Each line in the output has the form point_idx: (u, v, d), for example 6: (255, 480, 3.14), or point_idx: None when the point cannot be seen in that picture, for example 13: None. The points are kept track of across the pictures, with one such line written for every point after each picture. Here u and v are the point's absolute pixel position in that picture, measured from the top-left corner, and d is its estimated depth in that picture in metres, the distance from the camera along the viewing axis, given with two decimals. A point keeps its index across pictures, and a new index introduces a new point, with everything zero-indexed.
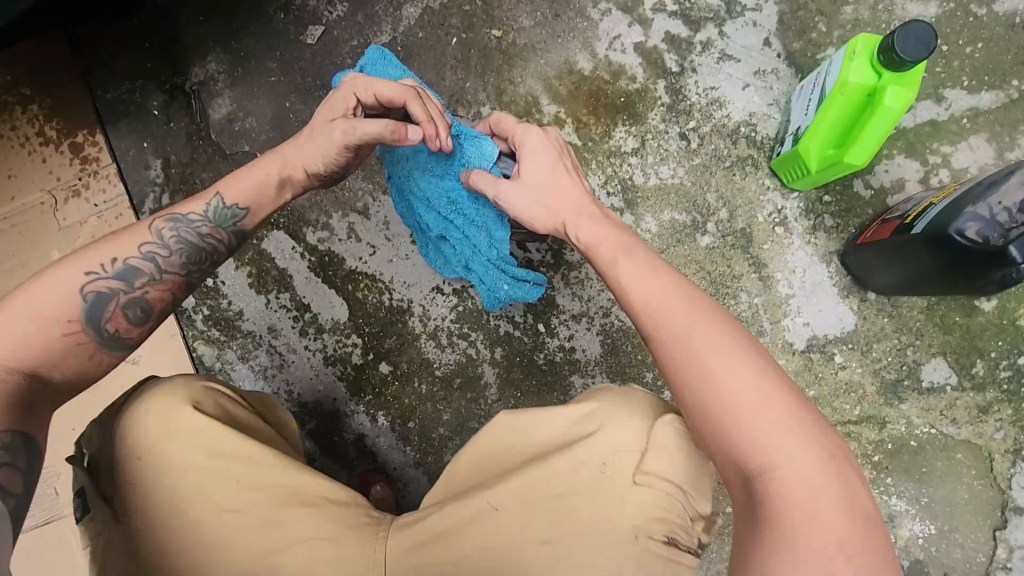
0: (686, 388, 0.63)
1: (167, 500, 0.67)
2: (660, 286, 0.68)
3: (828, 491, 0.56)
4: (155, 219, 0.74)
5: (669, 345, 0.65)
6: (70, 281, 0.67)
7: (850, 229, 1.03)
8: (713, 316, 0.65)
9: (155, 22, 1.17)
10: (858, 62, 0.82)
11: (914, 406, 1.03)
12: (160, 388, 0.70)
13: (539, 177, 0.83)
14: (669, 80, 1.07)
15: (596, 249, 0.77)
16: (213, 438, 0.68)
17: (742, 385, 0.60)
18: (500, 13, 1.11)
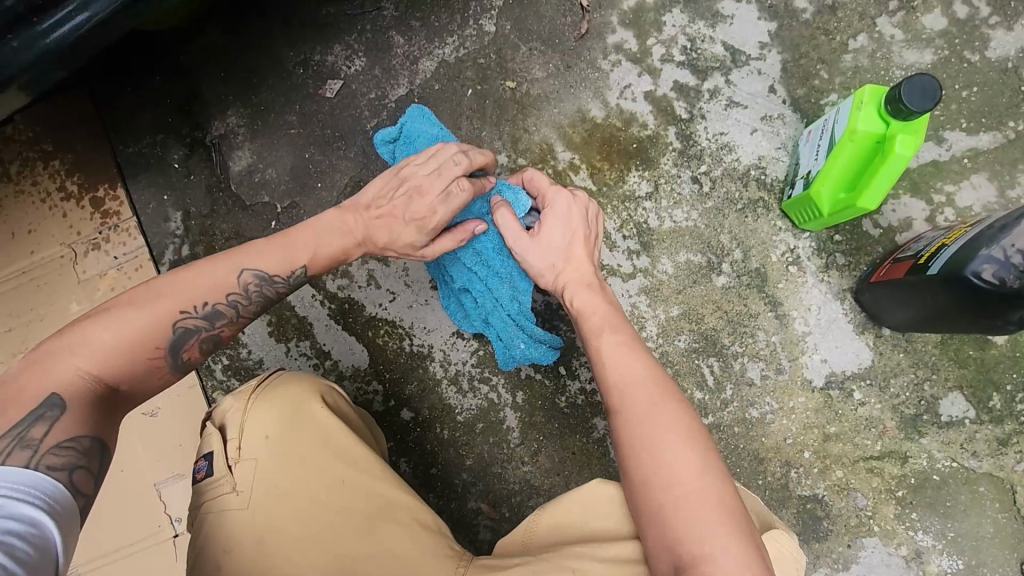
0: (637, 461, 0.68)
1: (269, 487, 0.69)
2: (636, 366, 0.76)
3: None
4: (244, 269, 0.74)
5: (632, 420, 0.72)
6: (167, 305, 0.69)
7: (862, 267, 1.06)
8: (676, 403, 0.72)
9: (174, 78, 1.19)
10: (865, 112, 0.86)
11: (934, 441, 1.04)
12: (286, 384, 0.76)
13: (564, 236, 0.88)
14: (679, 127, 1.11)
15: (587, 318, 0.84)
16: (332, 433, 0.73)
17: (680, 462, 0.66)
18: (514, 65, 1.14)
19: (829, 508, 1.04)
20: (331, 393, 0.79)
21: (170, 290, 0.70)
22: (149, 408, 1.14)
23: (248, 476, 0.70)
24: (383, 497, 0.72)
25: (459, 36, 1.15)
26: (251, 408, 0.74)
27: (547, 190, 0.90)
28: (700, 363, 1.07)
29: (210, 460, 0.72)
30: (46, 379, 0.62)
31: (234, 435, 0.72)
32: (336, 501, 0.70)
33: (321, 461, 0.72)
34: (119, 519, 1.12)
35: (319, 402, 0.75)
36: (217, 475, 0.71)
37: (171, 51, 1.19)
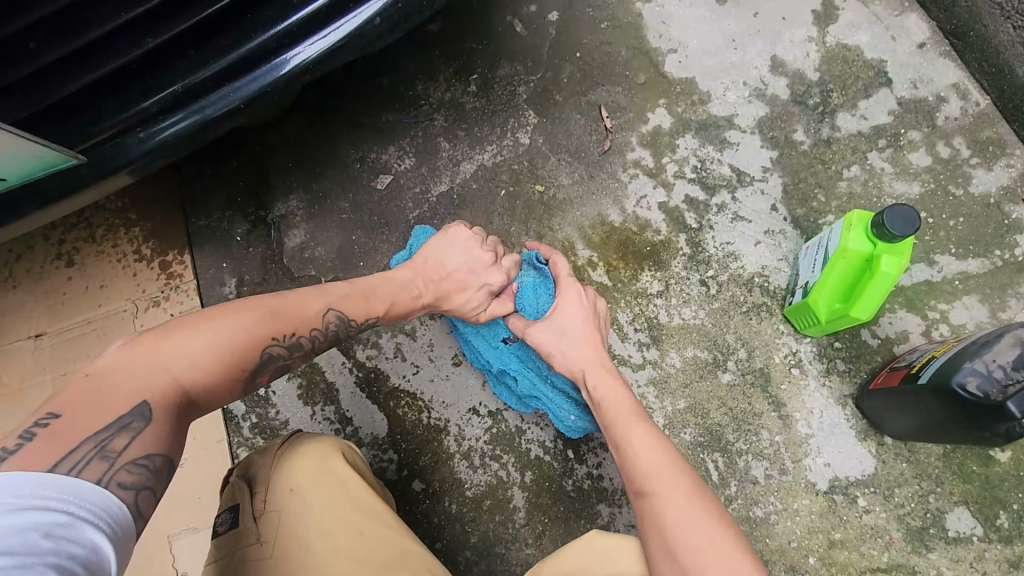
0: (671, 550, 0.69)
1: (291, 539, 0.74)
2: (663, 454, 0.78)
3: None
4: (332, 309, 0.86)
5: (662, 509, 0.72)
6: (261, 329, 0.77)
7: (861, 374, 1.12)
8: (704, 492, 0.74)
9: (250, 165, 1.37)
10: (855, 233, 0.95)
11: (943, 557, 1.03)
12: (309, 440, 0.81)
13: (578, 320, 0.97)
14: (689, 235, 1.23)
15: (611, 406, 0.87)
16: (351, 485, 0.78)
17: (705, 540, 0.68)
18: (544, 172, 1.30)
19: None
20: (351, 451, 0.85)
21: (264, 315, 0.78)
22: None
23: (272, 528, 0.76)
24: (397, 547, 0.76)
25: (497, 145, 1.33)
26: (278, 463, 0.80)
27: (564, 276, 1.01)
28: (705, 457, 1.11)
29: (235, 513, 0.79)
30: (144, 380, 0.65)
31: (261, 490, 0.78)
32: (359, 552, 0.74)
33: (341, 513, 0.76)
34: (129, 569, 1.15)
35: (340, 456, 0.80)
36: (241, 526, 0.77)
37: (250, 143, 1.38)
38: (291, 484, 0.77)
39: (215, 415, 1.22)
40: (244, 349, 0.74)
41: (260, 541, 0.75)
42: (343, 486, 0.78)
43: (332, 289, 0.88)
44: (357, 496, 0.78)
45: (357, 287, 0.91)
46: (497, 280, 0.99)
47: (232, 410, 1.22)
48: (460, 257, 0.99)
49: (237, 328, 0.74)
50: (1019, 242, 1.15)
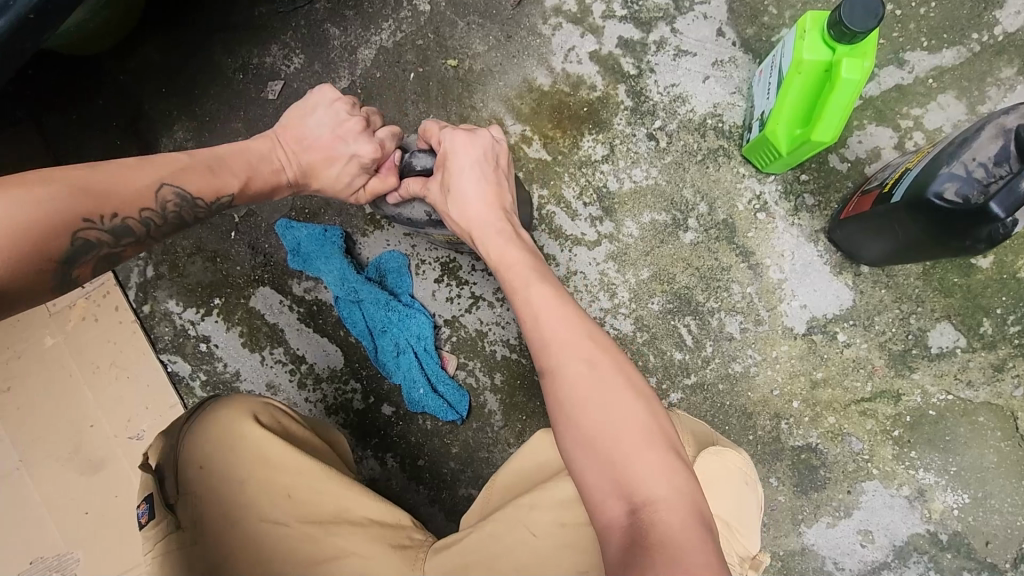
0: (576, 421, 0.63)
1: (219, 519, 0.70)
2: (573, 320, 0.69)
3: (696, 516, 0.58)
4: (165, 185, 0.73)
5: (566, 379, 0.65)
6: (58, 214, 0.63)
7: (833, 205, 1.02)
8: (615, 358, 0.67)
9: (121, 99, 1.17)
10: (810, 40, 0.82)
11: (926, 374, 1.00)
12: (217, 409, 0.75)
13: (463, 193, 0.82)
14: (629, 84, 1.07)
15: (516, 270, 0.77)
16: (267, 450, 0.72)
17: (615, 404, 0.63)
18: (453, 42, 1.11)
19: (825, 456, 1.01)
20: (267, 408, 0.77)
21: (75, 187, 0.65)
22: (134, 432, 1.15)
23: (192, 513, 0.70)
24: (332, 504, 0.72)
25: (394, 20, 1.12)
26: (184, 439, 0.73)
27: (439, 132, 0.87)
28: (676, 324, 1.04)
29: (150, 504, 0.70)
30: (28, 207, 0.61)
31: (172, 476, 0.72)
32: (288, 516, 0.71)
33: (261, 483, 0.71)
34: (117, 545, 1.13)
35: (250, 420, 0.73)
36: (156, 517, 0.69)
37: (111, 72, 1.17)
38: (202, 461, 0.71)
39: (161, 380, 1.16)
40: (37, 241, 0.61)
41: (180, 529, 0.70)
42: (260, 449, 0.72)
43: (162, 159, 0.74)
44: (277, 460, 0.71)
45: (200, 158, 0.78)
46: (369, 151, 0.86)
47: (179, 372, 1.16)
48: (327, 123, 0.87)
49: (20, 209, 0.61)
50: (999, 20, 1.00)
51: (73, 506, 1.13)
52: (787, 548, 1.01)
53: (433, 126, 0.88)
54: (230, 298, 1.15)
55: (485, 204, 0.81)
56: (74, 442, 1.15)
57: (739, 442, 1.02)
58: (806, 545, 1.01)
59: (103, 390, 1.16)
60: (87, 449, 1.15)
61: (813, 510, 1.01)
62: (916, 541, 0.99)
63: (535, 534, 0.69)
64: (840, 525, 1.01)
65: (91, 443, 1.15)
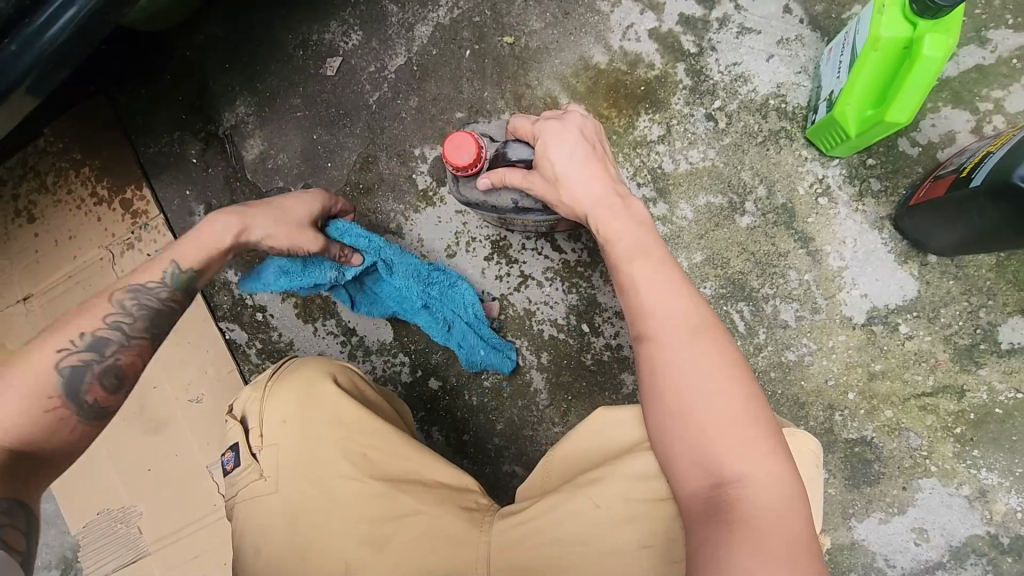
0: (666, 391, 0.61)
1: (296, 471, 0.72)
2: (674, 295, 0.65)
3: (787, 504, 0.54)
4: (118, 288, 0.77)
5: (660, 350, 0.63)
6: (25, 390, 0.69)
7: (900, 191, 0.98)
8: (714, 334, 0.63)
9: (187, 75, 1.21)
10: (889, 16, 0.78)
11: (995, 371, 0.96)
12: (299, 368, 0.78)
13: (562, 172, 0.77)
14: (689, 63, 1.05)
15: (614, 242, 0.72)
16: (346, 409, 0.74)
17: (709, 377, 0.60)
18: (510, 19, 1.10)
19: (880, 450, 0.98)
20: (343, 370, 0.80)
21: (40, 347, 0.72)
22: (192, 396, 1.20)
23: (271, 460, 0.73)
24: (406, 465, 0.75)
25: None
26: (269, 392, 0.76)
27: (532, 126, 0.81)
28: (729, 309, 1.02)
29: (237, 451, 0.75)
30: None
31: (254, 424, 0.75)
32: (361, 473, 0.72)
33: (338, 438, 0.73)
34: (177, 501, 1.19)
35: (329, 380, 0.76)
36: (242, 464, 0.74)
37: (178, 47, 1.21)
38: (284, 415, 0.74)
39: (219, 347, 1.20)
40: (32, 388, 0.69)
41: (264, 476, 0.73)
42: (340, 407, 0.74)
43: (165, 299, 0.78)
44: (353, 417, 0.74)
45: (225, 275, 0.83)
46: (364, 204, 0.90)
47: (236, 340, 1.20)
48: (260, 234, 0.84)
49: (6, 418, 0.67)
50: None
51: (136, 462, 1.20)
52: (835, 541, 0.99)
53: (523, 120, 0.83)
54: None
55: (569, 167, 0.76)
56: (138, 402, 1.21)
57: None
58: (856, 539, 0.98)
59: (166, 353, 1.21)
60: (151, 409, 1.20)
61: (864, 505, 0.98)
62: (975, 543, 0.96)
63: (601, 507, 0.65)
64: (893, 522, 0.98)
65: (155, 404, 1.20)
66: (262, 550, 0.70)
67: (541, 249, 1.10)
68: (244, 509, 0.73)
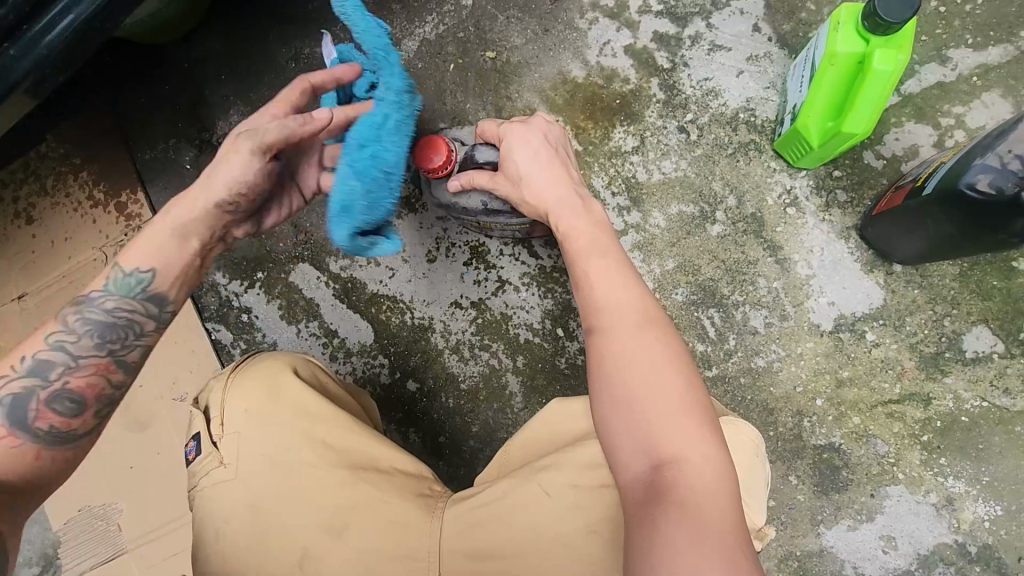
0: (613, 381, 0.63)
1: (258, 459, 0.74)
2: (624, 292, 0.69)
3: (721, 486, 0.57)
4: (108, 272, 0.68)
5: (608, 343, 0.66)
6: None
7: (866, 202, 1.01)
8: (659, 328, 0.66)
9: (183, 85, 1.26)
10: (844, 32, 0.82)
11: (960, 379, 0.97)
12: (262, 361, 0.80)
13: (527, 173, 0.81)
14: (662, 77, 1.09)
15: (572, 241, 0.76)
16: (307, 399, 0.77)
17: (653, 368, 0.63)
18: (493, 35, 1.15)
19: (849, 457, 0.99)
20: (305, 364, 0.83)
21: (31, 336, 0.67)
22: (177, 394, 1.23)
23: (233, 449, 0.74)
24: (366, 454, 0.77)
25: (437, 13, 1.17)
26: (232, 383, 0.78)
27: (498, 128, 0.86)
28: (700, 315, 1.04)
29: (199, 440, 0.76)
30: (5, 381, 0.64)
31: (217, 413, 0.77)
32: (322, 460, 0.74)
33: (300, 425, 0.75)
34: (158, 498, 1.20)
35: (291, 373, 0.79)
36: (204, 452, 0.76)
37: (177, 59, 1.26)
38: (246, 405, 0.76)
39: (205, 347, 1.23)
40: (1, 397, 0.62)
41: (225, 465, 0.74)
42: (301, 396, 0.77)
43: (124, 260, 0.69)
44: (313, 406, 0.77)
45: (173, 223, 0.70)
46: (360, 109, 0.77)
47: (221, 340, 1.23)
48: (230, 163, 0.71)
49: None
50: None
51: (120, 459, 1.22)
52: (805, 548, 0.99)
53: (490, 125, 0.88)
54: (272, 273, 1.21)
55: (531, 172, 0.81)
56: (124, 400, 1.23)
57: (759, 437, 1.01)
58: (825, 546, 0.99)
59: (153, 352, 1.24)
60: (136, 407, 1.23)
61: (833, 512, 0.99)
62: (943, 551, 0.96)
63: (548, 493, 0.70)
64: (862, 529, 0.98)
65: (141, 402, 1.23)
66: (224, 536, 0.72)
67: (519, 254, 1.13)
68: (204, 498, 0.74)
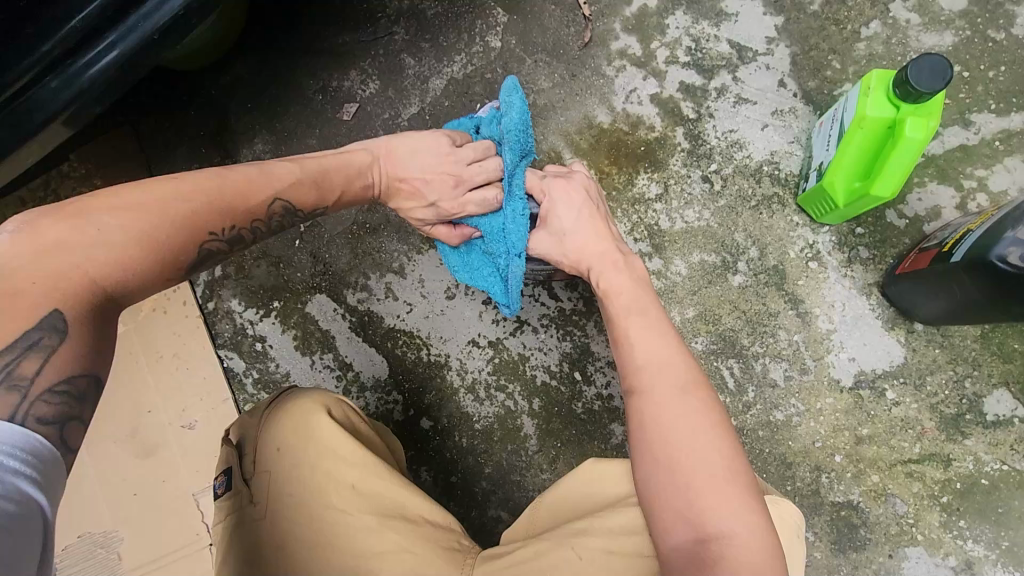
0: (656, 446, 0.64)
1: (287, 501, 0.73)
2: (665, 351, 0.70)
3: (766, 561, 0.58)
4: (278, 198, 0.75)
5: (651, 404, 0.67)
6: (189, 227, 0.66)
7: (888, 260, 1.02)
8: (700, 393, 0.67)
9: (209, 112, 1.27)
10: (874, 97, 0.83)
11: (980, 442, 0.97)
12: (294, 398, 0.79)
13: (569, 225, 0.84)
14: (688, 127, 1.10)
15: (615, 297, 0.77)
16: (337, 441, 0.75)
17: (696, 435, 0.63)
18: (521, 77, 1.16)
19: (867, 515, 0.98)
20: (338, 405, 0.80)
21: (194, 206, 0.67)
22: (186, 422, 1.21)
23: (264, 488, 0.74)
24: (392, 499, 0.75)
25: (466, 54, 1.19)
26: (265, 421, 0.78)
27: (542, 180, 0.86)
28: (719, 365, 1.04)
29: (229, 476, 0.77)
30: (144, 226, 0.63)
31: (250, 451, 0.77)
32: (350, 506, 0.73)
33: (328, 469, 0.74)
34: (161, 527, 1.18)
35: (324, 413, 0.76)
36: (231, 489, 0.76)
37: (205, 86, 1.27)
38: (278, 444, 0.76)
39: (217, 375, 1.22)
40: (168, 247, 0.64)
41: (255, 503, 0.74)
42: (327, 439, 0.75)
43: (277, 171, 0.76)
44: (342, 449, 0.74)
45: (308, 171, 0.79)
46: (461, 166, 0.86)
47: (233, 369, 1.22)
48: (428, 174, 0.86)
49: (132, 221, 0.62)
50: None
51: (123, 486, 1.19)
52: None
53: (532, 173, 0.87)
54: (289, 303, 1.21)
55: (575, 228, 0.83)
56: (131, 425, 1.21)
57: (777, 491, 1.00)
58: None
59: (163, 378, 1.22)
60: (143, 433, 1.21)
61: (850, 571, 0.98)
62: None
63: (580, 557, 0.68)
64: None
65: (149, 428, 1.21)
66: None
67: (539, 295, 1.13)
68: (228, 536, 0.74)
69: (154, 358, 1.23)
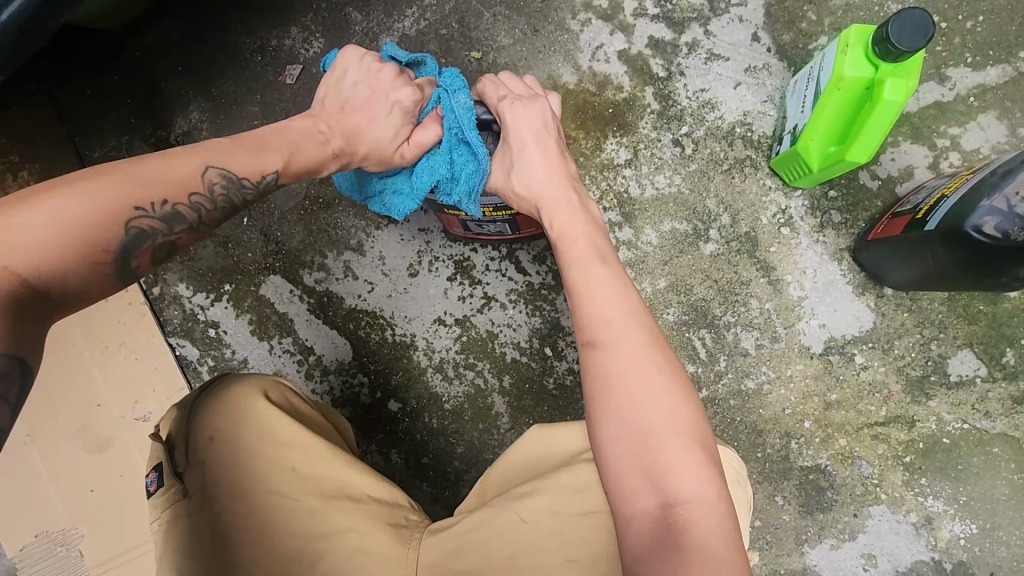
0: (617, 407, 0.60)
1: (228, 495, 0.68)
2: (622, 304, 0.66)
3: (726, 522, 0.57)
4: (210, 167, 0.67)
5: (611, 364, 0.62)
6: (109, 205, 0.59)
7: (860, 223, 0.99)
8: (660, 351, 0.64)
9: (136, 77, 1.14)
10: (852, 56, 0.78)
11: (943, 402, 0.98)
12: (230, 385, 0.73)
13: (523, 162, 0.78)
14: (657, 87, 1.04)
15: (569, 240, 0.73)
16: (278, 423, 0.70)
17: (658, 395, 0.60)
18: (478, 33, 1.07)
19: (834, 477, 1.00)
20: (278, 387, 0.76)
21: (112, 188, 0.61)
22: (140, 414, 1.15)
23: (197, 481, 0.68)
24: (336, 480, 0.71)
25: (418, 7, 1.09)
26: (196, 410, 0.72)
27: (499, 102, 0.79)
28: (691, 336, 1.02)
29: (160, 472, 0.70)
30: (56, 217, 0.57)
31: (181, 443, 0.71)
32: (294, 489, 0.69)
33: (269, 453, 0.70)
34: (123, 523, 1.14)
35: (262, 397, 0.72)
36: (164, 485, 0.69)
37: (129, 46, 1.14)
38: (211, 432, 0.71)
39: (169, 364, 1.15)
40: (89, 224, 0.58)
41: (187, 496, 0.68)
42: (268, 424, 0.70)
43: (203, 146, 0.69)
44: (284, 431, 0.70)
45: (244, 140, 0.71)
46: (409, 96, 0.79)
47: (186, 356, 1.15)
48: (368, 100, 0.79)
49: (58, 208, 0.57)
50: None
51: (78, 483, 1.13)
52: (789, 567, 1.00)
53: (491, 89, 0.80)
54: (240, 286, 1.14)
55: (535, 163, 0.78)
56: (80, 420, 1.14)
57: (748, 459, 1.00)
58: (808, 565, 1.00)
59: (111, 369, 1.15)
60: (94, 427, 1.14)
61: (817, 532, 1.00)
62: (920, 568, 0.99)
63: (524, 520, 0.67)
64: (844, 548, 1.00)
65: (100, 423, 1.14)
66: None
67: (505, 270, 1.08)
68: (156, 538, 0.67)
69: (99, 347, 1.15)
